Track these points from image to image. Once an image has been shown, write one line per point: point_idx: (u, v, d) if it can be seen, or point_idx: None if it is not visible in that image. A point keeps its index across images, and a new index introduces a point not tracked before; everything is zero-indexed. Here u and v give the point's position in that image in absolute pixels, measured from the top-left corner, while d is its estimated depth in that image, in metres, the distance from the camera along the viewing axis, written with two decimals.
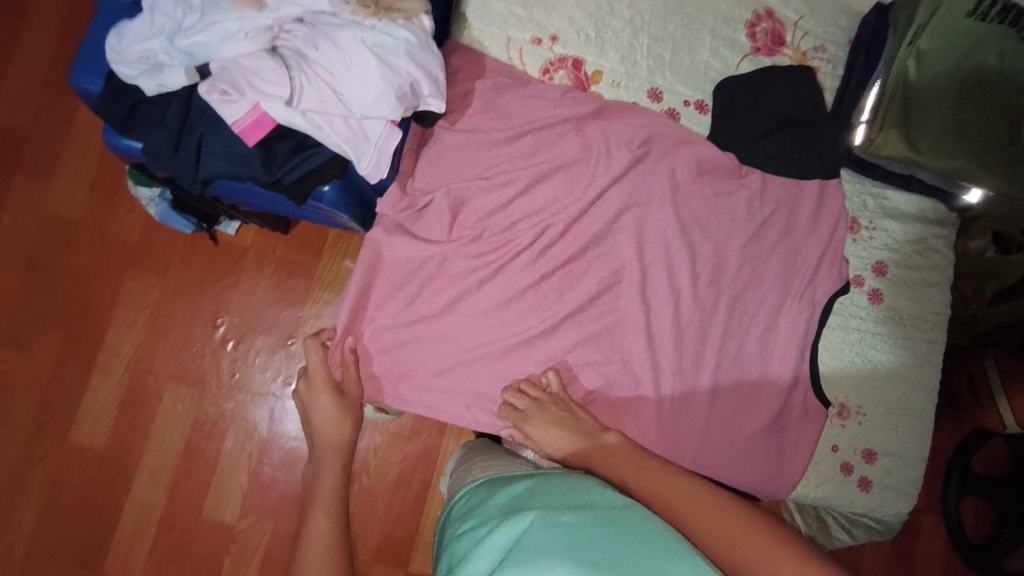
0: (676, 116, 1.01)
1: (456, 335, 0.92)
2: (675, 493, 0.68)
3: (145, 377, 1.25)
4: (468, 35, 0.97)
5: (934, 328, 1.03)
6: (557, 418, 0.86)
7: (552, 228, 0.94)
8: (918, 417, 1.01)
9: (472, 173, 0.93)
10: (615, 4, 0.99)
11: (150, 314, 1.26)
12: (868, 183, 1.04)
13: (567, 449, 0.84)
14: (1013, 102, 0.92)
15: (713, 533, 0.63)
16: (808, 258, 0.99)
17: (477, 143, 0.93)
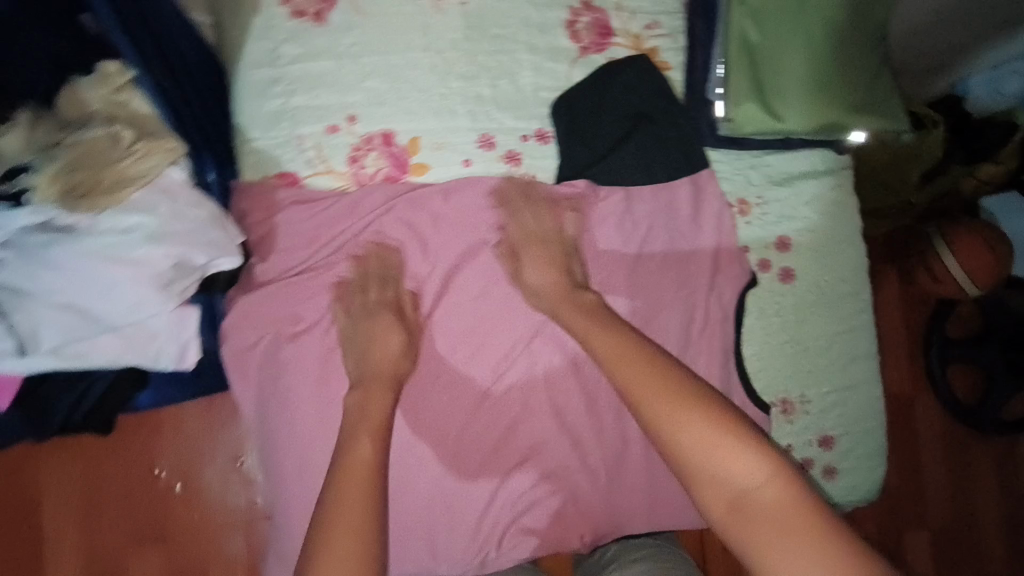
0: (517, 158, 0.88)
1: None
2: (644, 387, 0.66)
3: (102, 552, 1.07)
4: (250, 151, 0.81)
5: (856, 288, 0.96)
6: (555, 261, 0.82)
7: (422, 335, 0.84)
8: (865, 383, 0.95)
9: (308, 313, 0.81)
10: (411, 53, 0.85)
11: (81, 486, 1.08)
12: (745, 155, 0.93)
13: (561, 285, 0.80)
14: (863, 38, 0.84)
15: (685, 436, 0.61)
16: (703, 264, 0.90)
17: (303, 278, 0.81)
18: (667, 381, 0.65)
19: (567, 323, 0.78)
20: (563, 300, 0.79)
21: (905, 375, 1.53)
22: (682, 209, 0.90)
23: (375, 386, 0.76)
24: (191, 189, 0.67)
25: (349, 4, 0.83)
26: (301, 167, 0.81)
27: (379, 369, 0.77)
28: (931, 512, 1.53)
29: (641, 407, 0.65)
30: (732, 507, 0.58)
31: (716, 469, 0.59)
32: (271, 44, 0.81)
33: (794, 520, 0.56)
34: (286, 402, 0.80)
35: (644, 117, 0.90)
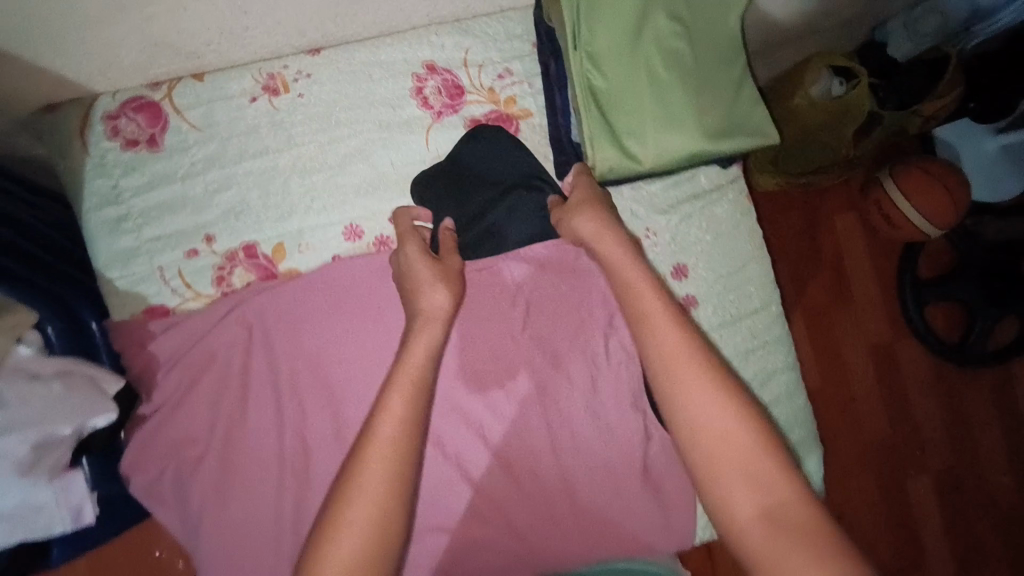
0: (388, 241, 0.86)
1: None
2: (683, 366, 0.63)
3: None
4: (111, 292, 0.80)
5: (764, 298, 0.94)
6: (444, 269, 0.75)
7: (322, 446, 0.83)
8: (787, 394, 0.94)
9: (200, 439, 0.81)
10: (258, 159, 0.84)
11: None
12: (625, 189, 0.91)
13: (614, 240, 0.74)
14: (708, 60, 0.80)
15: (712, 418, 0.60)
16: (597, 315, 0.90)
17: (191, 405, 0.81)
18: (705, 360, 0.64)
19: (617, 273, 0.72)
20: (613, 240, 0.74)
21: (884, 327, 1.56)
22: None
23: (420, 326, 0.69)
24: (45, 362, 0.69)
25: (182, 122, 0.82)
26: (166, 297, 0.81)
27: (433, 298, 0.72)
28: (929, 453, 1.56)
29: (678, 388, 0.62)
30: (760, 502, 0.57)
31: (740, 457, 0.59)
32: (110, 181, 0.80)
33: (811, 519, 0.56)
34: (196, 536, 0.81)
35: (509, 172, 0.87)
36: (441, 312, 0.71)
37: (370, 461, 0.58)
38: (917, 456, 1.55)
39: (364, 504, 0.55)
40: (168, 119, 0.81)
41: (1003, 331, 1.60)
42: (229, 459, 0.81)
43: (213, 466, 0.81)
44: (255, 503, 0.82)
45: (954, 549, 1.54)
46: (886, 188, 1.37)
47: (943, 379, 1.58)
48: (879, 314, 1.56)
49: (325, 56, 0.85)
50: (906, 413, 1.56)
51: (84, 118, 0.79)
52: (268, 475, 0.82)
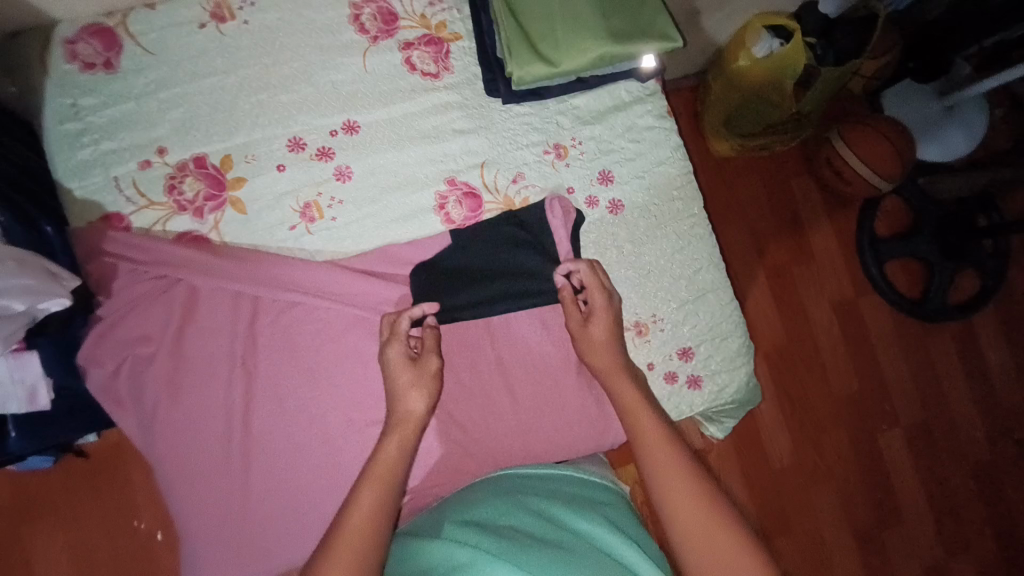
0: (330, 153, 0.93)
1: (221, 484, 0.86)
2: (655, 441, 0.78)
3: None
4: (72, 199, 0.87)
5: (688, 204, 1.00)
6: (422, 375, 0.82)
7: (268, 342, 0.88)
8: (713, 291, 0.99)
9: (154, 334, 0.86)
10: (207, 80, 0.90)
11: (68, 552, 1.20)
12: (551, 103, 0.98)
13: (611, 335, 0.88)
14: None
15: (671, 487, 0.73)
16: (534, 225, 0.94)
17: (145, 303, 0.86)
18: (664, 430, 0.79)
19: (602, 366, 0.87)
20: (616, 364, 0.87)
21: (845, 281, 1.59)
22: (503, 183, 0.96)
23: (393, 430, 0.80)
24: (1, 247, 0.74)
25: (135, 47, 0.89)
26: (122, 205, 0.87)
27: (407, 410, 0.81)
28: (898, 408, 1.57)
29: (649, 461, 0.77)
30: (701, 548, 0.69)
31: (688, 513, 0.71)
32: (69, 100, 0.87)
33: (736, 553, 0.67)
34: (148, 430, 0.85)
35: (440, 89, 0.96)
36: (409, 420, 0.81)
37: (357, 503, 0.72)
38: (887, 410, 1.57)
39: (354, 540, 0.68)
40: (122, 44, 0.89)
41: (961, 286, 1.64)
42: (179, 354, 0.86)
43: (163, 360, 0.86)
44: (202, 400, 0.86)
45: (929, 499, 1.56)
46: (834, 141, 1.45)
47: (907, 332, 1.61)
48: (839, 270, 1.60)
49: None
50: (873, 362, 1.58)
51: (45, 45, 0.87)
52: (216, 373, 0.87)
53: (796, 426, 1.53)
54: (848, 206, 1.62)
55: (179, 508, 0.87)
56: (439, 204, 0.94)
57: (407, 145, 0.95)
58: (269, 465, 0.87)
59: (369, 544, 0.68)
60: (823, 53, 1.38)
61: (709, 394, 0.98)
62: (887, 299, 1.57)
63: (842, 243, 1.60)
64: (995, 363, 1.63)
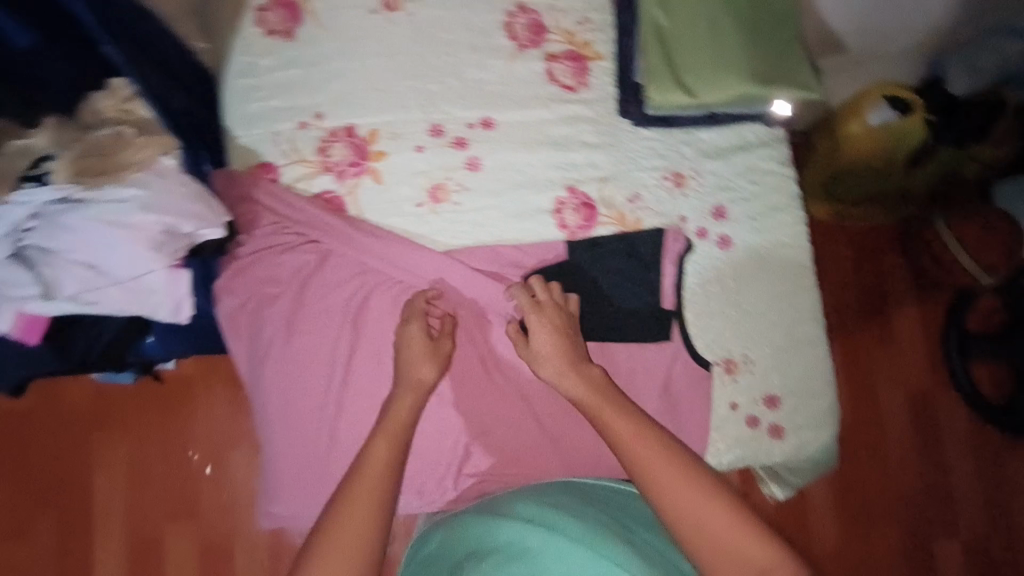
0: (465, 142, 0.99)
1: (314, 429, 0.92)
2: (641, 443, 0.77)
3: (142, 521, 1.28)
4: (237, 145, 0.97)
5: (795, 253, 1.02)
6: (437, 352, 0.88)
7: (379, 305, 0.94)
8: (806, 343, 1.00)
9: (282, 278, 0.94)
10: (368, 60, 0.98)
11: (126, 468, 1.29)
12: (678, 132, 1.01)
13: (558, 344, 0.86)
14: (757, 25, 0.98)
15: (666, 489, 0.73)
16: (641, 245, 0.98)
17: (279, 249, 0.94)
18: (642, 431, 0.78)
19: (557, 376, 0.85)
20: (570, 374, 0.84)
21: (923, 372, 1.54)
22: (619, 199, 1.00)
23: (405, 395, 0.84)
24: (181, 173, 0.83)
25: (313, 21, 0.98)
26: (277, 157, 0.96)
27: (413, 377, 0.85)
28: (962, 514, 1.49)
29: (640, 467, 0.75)
30: (711, 544, 0.70)
31: (692, 510, 0.72)
32: (250, 58, 0.97)
33: (745, 543, 0.70)
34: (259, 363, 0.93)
35: (577, 102, 1.02)
36: (417, 386, 0.85)
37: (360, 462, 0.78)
38: (950, 515, 1.49)
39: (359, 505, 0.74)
40: (304, 18, 0.98)
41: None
42: (300, 301, 0.93)
43: (285, 303, 0.93)
44: (311, 348, 0.93)
45: None
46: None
47: (982, 438, 1.53)
48: (919, 357, 1.55)
49: None
50: (943, 463, 1.51)
51: (239, 9, 0.98)
52: (327, 325, 0.93)
53: (852, 511, 1.46)
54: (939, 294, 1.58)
55: (272, 442, 0.93)
56: (556, 208, 0.99)
57: (536, 148, 1.00)
58: (360, 420, 0.92)
59: (372, 515, 0.74)
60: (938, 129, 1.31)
61: (788, 448, 0.98)
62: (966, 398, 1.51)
63: (925, 334, 1.56)
64: None
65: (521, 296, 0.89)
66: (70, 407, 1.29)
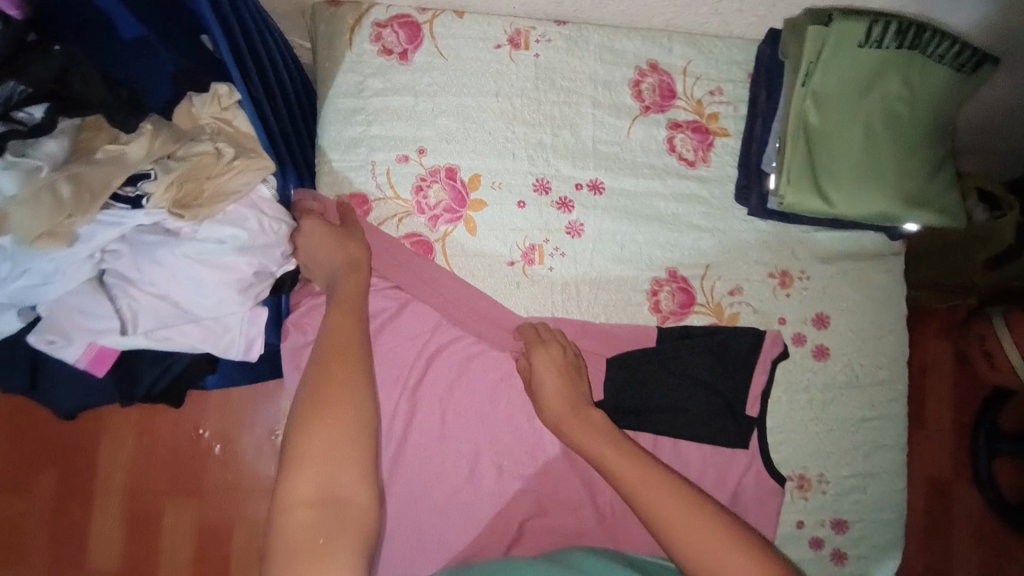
0: (569, 204, 0.92)
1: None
2: (653, 489, 0.64)
3: (142, 496, 1.20)
4: (329, 169, 0.89)
5: (892, 375, 0.95)
6: (346, 235, 0.80)
7: (453, 362, 0.89)
8: (886, 471, 0.93)
9: None
10: (483, 98, 0.92)
11: (135, 435, 1.22)
12: (794, 229, 0.95)
13: (558, 380, 0.80)
14: (919, 135, 0.84)
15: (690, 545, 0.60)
16: (738, 338, 0.90)
17: None
18: (636, 458, 0.68)
19: (558, 426, 0.78)
20: (574, 421, 0.76)
21: (945, 463, 1.52)
22: (719, 291, 0.93)
23: (346, 274, 0.76)
24: (277, 207, 0.76)
25: (432, 47, 0.91)
26: (370, 189, 0.89)
27: (342, 252, 0.77)
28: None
29: (654, 516, 0.62)
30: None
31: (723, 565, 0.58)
32: (358, 77, 0.90)
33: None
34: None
35: (693, 178, 0.95)
36: (347, 262, 0.77)
37: (329, 378, 0.63)
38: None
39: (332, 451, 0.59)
40: (423, 41, 0.91)
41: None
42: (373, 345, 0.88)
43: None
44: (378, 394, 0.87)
45: None
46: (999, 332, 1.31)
47: (998, 548, 1.48)
48: (946, 451, 1.53)
49: (568, 28, 0.94)
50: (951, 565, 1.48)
51: (357, 21, 0.90)
52: (396, 373, 0.88)
53: None
54: (975, 391, 1.54)
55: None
56: (652, 289, 0.93)
57: (640, 221, 0.93)
58: (414, 476, 0.88)
59: (364, 412, 0.62)
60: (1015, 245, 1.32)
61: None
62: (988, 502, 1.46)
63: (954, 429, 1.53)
64: None
65: (526, 335, 0.86)
66: None
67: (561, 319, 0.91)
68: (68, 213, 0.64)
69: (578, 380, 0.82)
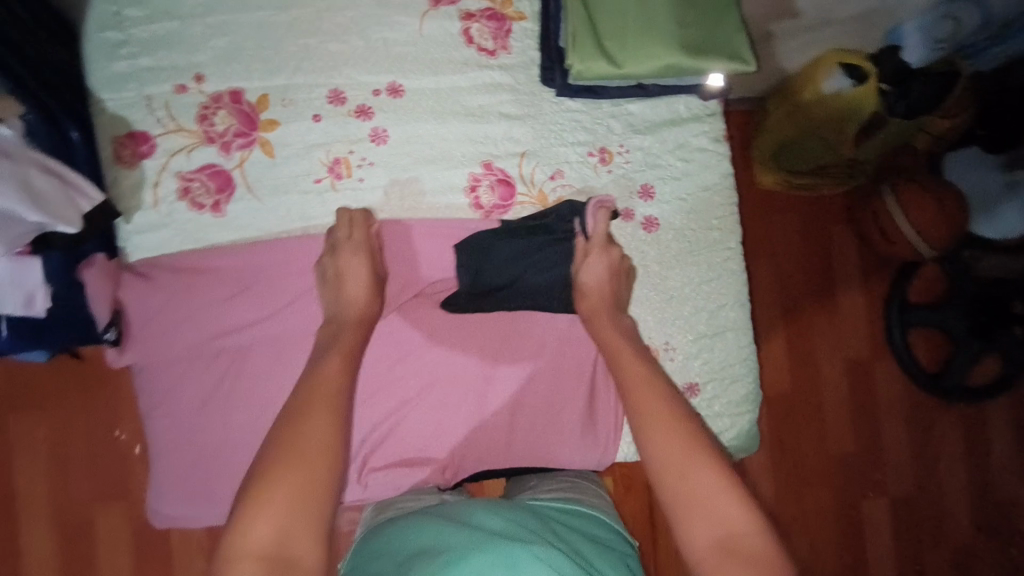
0: (369, 111, 0.89)
1: (194, 426, 0.85)
2: (657, 418, 0.69)
3: (69, 508, 1.20)
4: (102, 111, 0.84)
5: (725, 234, 0.95)
6: (376, 285, 0.82)
7: (277, 287, 0.85)
8: (731, 330, 0.94)
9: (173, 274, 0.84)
10: (259, 14, 0.87)
11: (48, 452, 1.20)
12: (605, 104, 0.93)
13: (612, 272, 0.85)
14: None
15: (679, 472, 0.65)
16: (570, 218, 0.88)
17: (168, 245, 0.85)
18: (652, 378, 0.74)
19: (611, 348, 0.79)
20: (608, 319, 0.82)
21: (862, 340, 1.52)
22: (540, 177, 0.92)
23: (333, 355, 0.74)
24: (22, 148, 0.71)
25: None
26: (150, 126, 0.85)
27: (353, 307, 0.79)
28: (888, 478, 1.52)
29: (646, 444, 0.68)
30: (713, 532, 0.61)
31: (699, 494, 0.63)
32: (115, 8, 0.85)
33: (756, 545, 0.59)
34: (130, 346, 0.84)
35: (495, 66, 0.92)
36: (356, 318, 0.79)
37: (308, 427, 0.65)
38: (877, 478, 1.51)
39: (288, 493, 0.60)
40: None
41: (983, 368, 1.55)
42: (191, 286, 0.84)
43: (172, 284, 0.84)
44: (206, 328, 0.84)
45: None
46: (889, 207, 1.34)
47: (913, 406, 1.54)
48: (859, 324, 1.53)
49: None
50: (874, 438, 1.52)
51: None
52: (222, 313, 0.84)
53: (783, 478, 1.48)
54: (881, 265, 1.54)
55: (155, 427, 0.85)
56: (470, 185, 0.91)
57: (448, 118, 0.90)
58: (249, 412, 0.84)
59: (325, 482, 0.62)
60: (895, 103, 1.25)
61: None
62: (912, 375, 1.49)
63: (868, 304, 1.53)
64: (997, 453, 1.55)
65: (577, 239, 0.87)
66: None
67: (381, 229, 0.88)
68: None
69: (621, 281, 0.86)
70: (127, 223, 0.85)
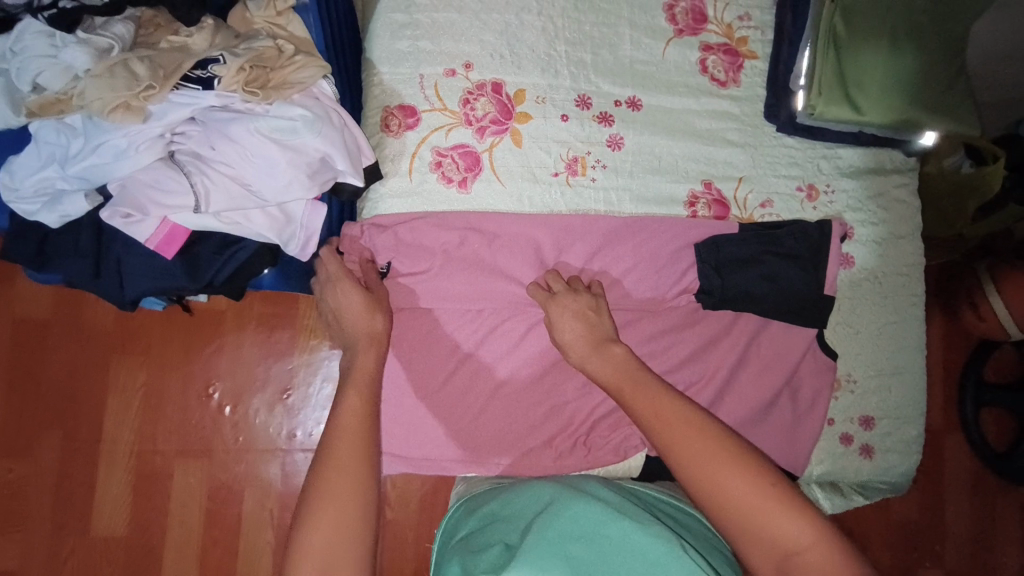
0: (610, 119, 0.96)
1: (434, 371, 0.92)
2: (720, 467, 0.65)
3: (151, 457, 1.17)
4: (378, 82, 0.91)
5: (911, 281, 1.01)
6: (374, 299, 0.80)
7: (542, 256, 0.93)
8: (910, 372, 1.00)
9: (434, 241, 0.91)
10: (525, 16, 0.95)
11: (142, 396, 1.18)
12: (819, 145, 1.00)
13: (593, 332, 0.83)
14: (936, 50, 0.92)
15: (745, 512, 0.63)
16: (795, 236, 0.95)
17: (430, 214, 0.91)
18: (664, 398, 0.72)
19: (606, 376, 0.79)
20: (594, 355, 0.81)
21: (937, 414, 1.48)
22: (752, 203, 0.98)
23: (365, 349, 0.76)
24: (337, 104, 0.77)
25: None
26: (418, 101, 0.91)
27: (357, 328, 0.78)
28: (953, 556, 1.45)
29: (685, 470, 0.67)
30: (771, 552, 0.62)
31: (748, 515, 0.63)
32: None
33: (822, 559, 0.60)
34: (397, 283, 0.90)
35: (727, 96, 1.00)
36: (369, 331, 0.78)
37: (335, 454, 0.66)
38: (936, 551, 1.45)
39: (326, 527, 0.62)
40: None
41: None
42: (473, 241, 0.91)
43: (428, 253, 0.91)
44: (477, 280, 0.91)
45: None
46: (984, 285, 1.27)
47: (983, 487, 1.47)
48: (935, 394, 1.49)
49: None
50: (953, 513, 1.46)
51: None
52: (491, 269, 0.92)
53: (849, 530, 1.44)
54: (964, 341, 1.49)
55: (393, 363, 0.91)
56: (689, 201, 0.97)
57: (677, 136, 0.97)
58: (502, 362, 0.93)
59: (351, 505, 0.64)
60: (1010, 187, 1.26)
61: (874, 473, 0.99)
62: (978, 450, 1.43)
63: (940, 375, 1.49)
64: None
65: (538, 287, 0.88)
66: (91, 331, 1.18)
67: (615, 233, 0.94)
68: (144, 84, 0.68)
69: (602, 318, 0.85)
70: (382, 186, 0.92)
